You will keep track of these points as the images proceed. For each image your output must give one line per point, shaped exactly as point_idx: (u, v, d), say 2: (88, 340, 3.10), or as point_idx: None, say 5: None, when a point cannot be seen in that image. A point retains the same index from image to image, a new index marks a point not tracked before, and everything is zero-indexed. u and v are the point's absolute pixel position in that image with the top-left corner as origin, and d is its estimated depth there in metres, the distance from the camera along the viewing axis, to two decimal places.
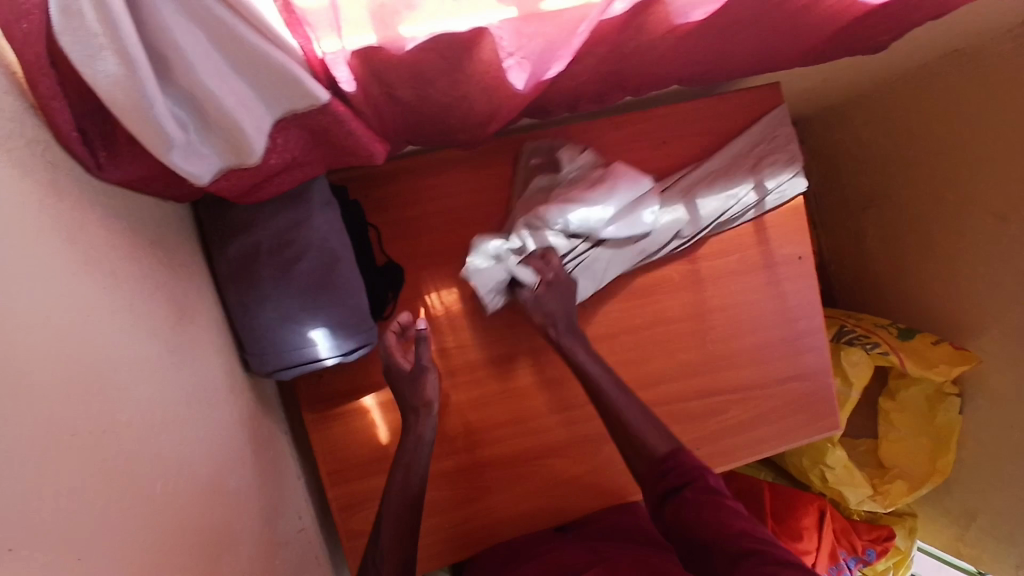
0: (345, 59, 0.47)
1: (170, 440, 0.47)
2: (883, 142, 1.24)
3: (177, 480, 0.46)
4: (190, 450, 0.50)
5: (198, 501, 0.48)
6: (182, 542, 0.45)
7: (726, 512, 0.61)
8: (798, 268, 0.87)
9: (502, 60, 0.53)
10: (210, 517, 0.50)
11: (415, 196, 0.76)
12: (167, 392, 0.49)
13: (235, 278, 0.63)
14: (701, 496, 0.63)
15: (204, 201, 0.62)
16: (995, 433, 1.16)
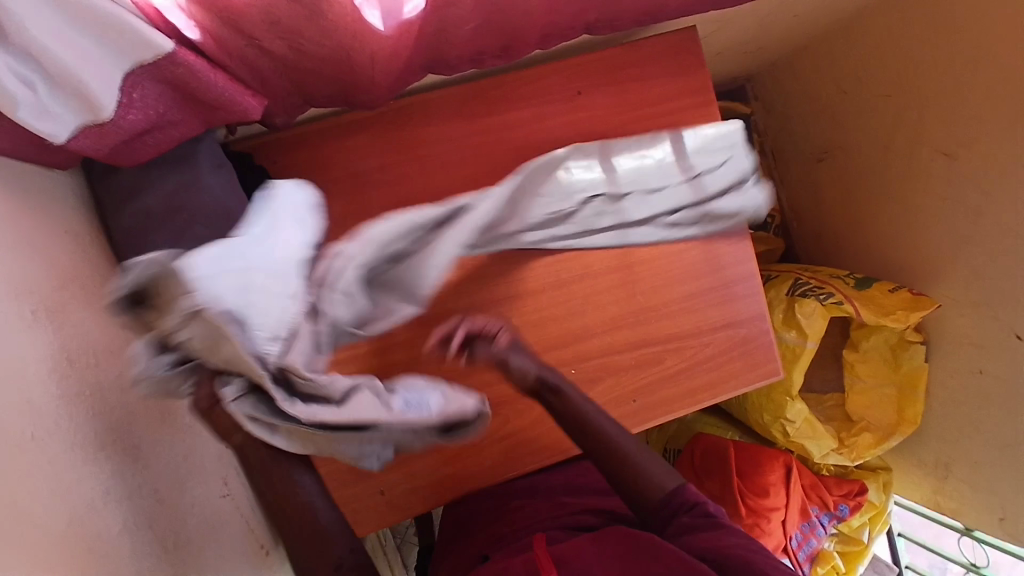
0: (179, 5, 0.49)
1: (4, 408, 0.45)
2: (832, 89, 1.23)
3: (7, 444, 0.45)
4: (36, 418, 0.48)
5: (41, 469, 0.47)
6: (13, 508, 0.44)
7: (721, 535, 0.63)
8: (725, 214, 0.87)
9: (355, 3, 0.53)
10: (56, 485, 0.48)
11: (324, 160, 0.75)
12: (10, 358, 0.47)
13: (128, 247, 0.62)
14: (698, 521, 0.65)
15: (87, 169, 0.61)
16: (959, 379, 1.13)
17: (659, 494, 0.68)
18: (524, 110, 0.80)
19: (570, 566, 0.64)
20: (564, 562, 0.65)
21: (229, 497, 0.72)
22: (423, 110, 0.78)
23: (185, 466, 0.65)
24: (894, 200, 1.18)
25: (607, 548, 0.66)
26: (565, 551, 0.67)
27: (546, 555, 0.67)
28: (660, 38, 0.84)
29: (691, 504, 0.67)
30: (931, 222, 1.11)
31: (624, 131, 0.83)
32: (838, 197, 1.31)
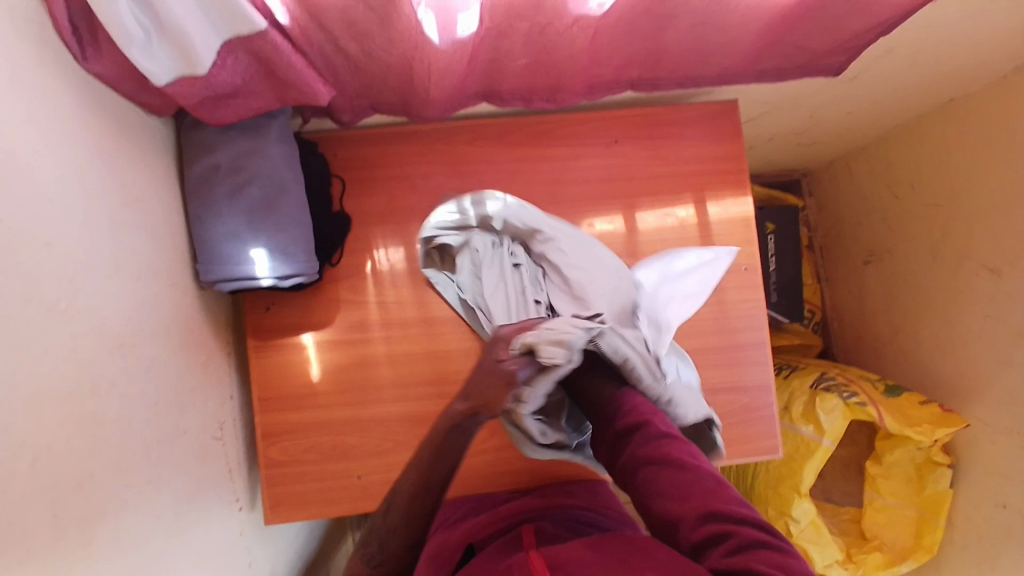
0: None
1: (66, 283, 0.54)
2: (886, 194, 1.23)
3: (59, 314, 0.53)
4: (88, 301, 0.57)
5: (79, 343, 0.55)
6: (53, 368, 0.51)
7: (673, 463, 0.58)
8: (742, 279, 0.89)
9: (417, 19, 0.61)
10: (87, 365, 0.55)
11: (379, 160, 0.85)
12: (77, 242, 0.56)
13: (195, 193, 0.73)
14: (654, 451, 0.60)
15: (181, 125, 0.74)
16: (983, 511, 1.04)
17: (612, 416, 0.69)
18: (562, 148, 0.88)
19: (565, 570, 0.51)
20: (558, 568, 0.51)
21: (219, 440, 0.79)
22: (472, 133, 0.87)
23: (188, 395, 0.73)
24: (936, 312, 1.14)
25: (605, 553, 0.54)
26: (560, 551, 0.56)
27: (538, 556, 0.56)
28: (702, 105, 0.90)
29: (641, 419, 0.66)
30: (971, 340, 1.06)
31: (654, 182, 0.88)
32: (881, 302, 1.29)
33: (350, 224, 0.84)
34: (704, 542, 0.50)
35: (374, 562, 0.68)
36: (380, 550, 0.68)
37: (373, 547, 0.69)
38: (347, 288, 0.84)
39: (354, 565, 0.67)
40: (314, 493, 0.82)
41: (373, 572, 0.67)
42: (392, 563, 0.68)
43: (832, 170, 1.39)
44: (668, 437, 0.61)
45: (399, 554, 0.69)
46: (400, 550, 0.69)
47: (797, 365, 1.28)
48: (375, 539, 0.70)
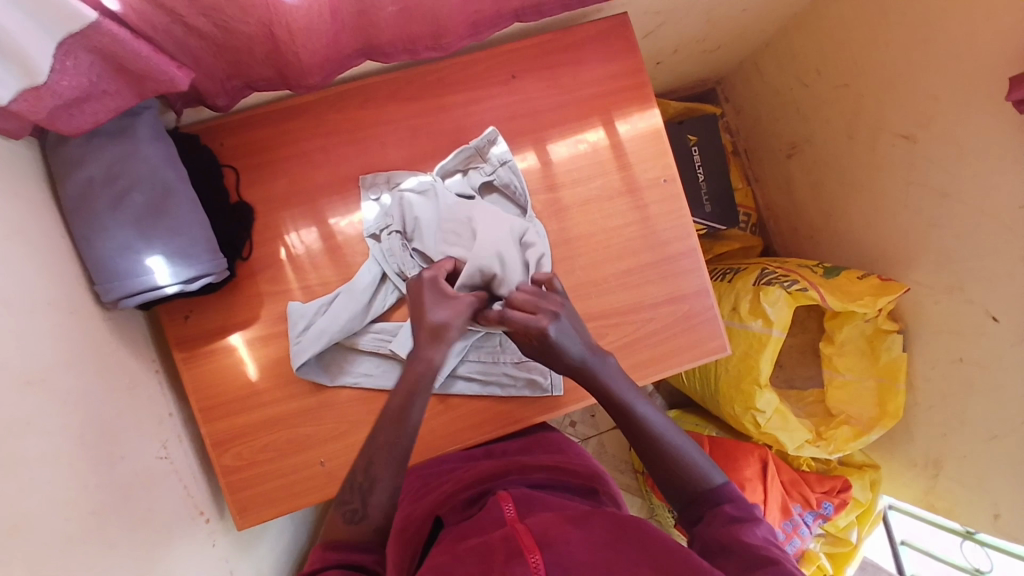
0: None
1: None
2: (794, 84, 1.24)
3: None
4: None
5: None
6: None
7: (748, 532, 0.60)
8: (663, 191, 0.88)
9: None
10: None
11: (270, 143, 0.81)
12: None
13: (74, 211, 0.68)
14: (740, 513, 0.63)
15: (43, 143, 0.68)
16: (940, 368, 1.09)
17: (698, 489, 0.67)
18: (459, 94, 0.84)
19: (555, 548, 0.54)
20: (548, 544, 0.55)
21: (167, 460, 0.76)
22: (362, 96, 0.83)
23: (119, 421, 0.69)
24: (860, 188, 1.17)
25: (593, 533, 0.57)
26: (548, 529, 0.57)
27: (524, 534, 0.57)
28: (592, 24, 0.87)
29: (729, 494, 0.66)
30: (896, 208, 1.09)
31: (559, 111, 0.86)
32: (808, 190, 1.31)
33: (254, 214, 0.80)
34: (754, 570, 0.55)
35: (360, 517, 0.63)
36: (363, 503, 0.63)
37: (358, 503, 0.64)
38: (266, 279, 0.81)
39: (337, 528, 0.63)
40: (280, 490, 0.80)
41: (360, 527, 0.62)
42: (379, 510, 0.63)
43: (740, 71, 1.39)
44: (742, 518, 0.62)
45: (383, 511, 0.64)
46: (387, 502, 0.64)
47: (739, 267, 1.29)
48: (354, 494, 0.64)
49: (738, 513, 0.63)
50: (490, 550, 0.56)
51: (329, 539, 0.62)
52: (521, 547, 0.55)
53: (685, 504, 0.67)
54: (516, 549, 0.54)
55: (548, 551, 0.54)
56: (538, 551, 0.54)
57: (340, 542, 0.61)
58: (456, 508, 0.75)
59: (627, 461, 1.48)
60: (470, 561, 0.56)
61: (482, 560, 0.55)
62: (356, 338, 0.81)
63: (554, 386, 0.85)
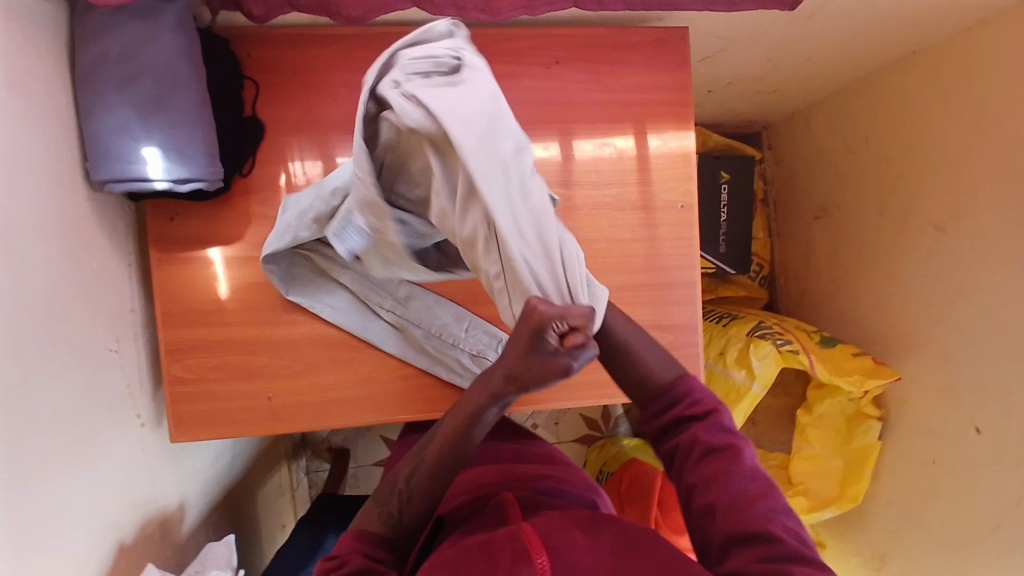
0: None
1: None
2: (841, 146, 1.20)
3: None
4: None
5: None
6: None
7: (723, 467, 0.58)
8: (676, 216, 0.86)
9: None
10: None
11: (297, 67, 0.79)
12: None
13: (85, 84, 0.67)
14: (715, 442, 0.60)
15: (72, 7, 0.66)
16: (912, 466, 1.06)
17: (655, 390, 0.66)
18: (498, 66, 0.82)
19: (561, 553, 0.53)
20: (554, 547, 0.54)
21: (116, 353, 0.75)
22: (401, 44, 0.80)
23: (76, 303, 0.68)
24: (878, 267, 1.13)
25: (600, 541, 0.55)
26: (553, 533, 0.57)
27: (531, 534, 0.56)
28: (648, 30, 0.84)
29: (699, 403, 0.64)
30: (910, 295, 1.06)
31: (593, 109, 0.83)
32: (825, 256, 1.28)
33: (263, 134, 0.79)
34: (744, 543, 0.52)
35: (397, 522, 0.63)
36: (400, 510, 0.63)
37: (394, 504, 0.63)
38: (259, 202, 0.79)
39: (374, 526, 0.63)
40: (221, 414, 0.79)
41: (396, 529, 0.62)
42: (414, 513, 0.62)
43: (790, 121, 1.35)
44: (714, 444, 0.60)
45: (416, 510, 0.63)
46: (421, 513, 0.63)
47: (736, 314, 1.26)
48: (390, 498, 0.64)
49: (714, 434, 0.61)
50: (497, 548, 0.55)
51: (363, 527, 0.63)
52: (527, 547, 0.54)
53: (647, 404, 0.67)
54: (523, 548, 0.54)
55: (554, 554, 0.53)
56: (546, 552, 0.53)
57: (372, 537, 0.62)
58: (462, 508, 0.74)
59: None
60: (477, 556, 0.55)
61: (489, 557, 0.54)
62: (331, 263, 0.77)
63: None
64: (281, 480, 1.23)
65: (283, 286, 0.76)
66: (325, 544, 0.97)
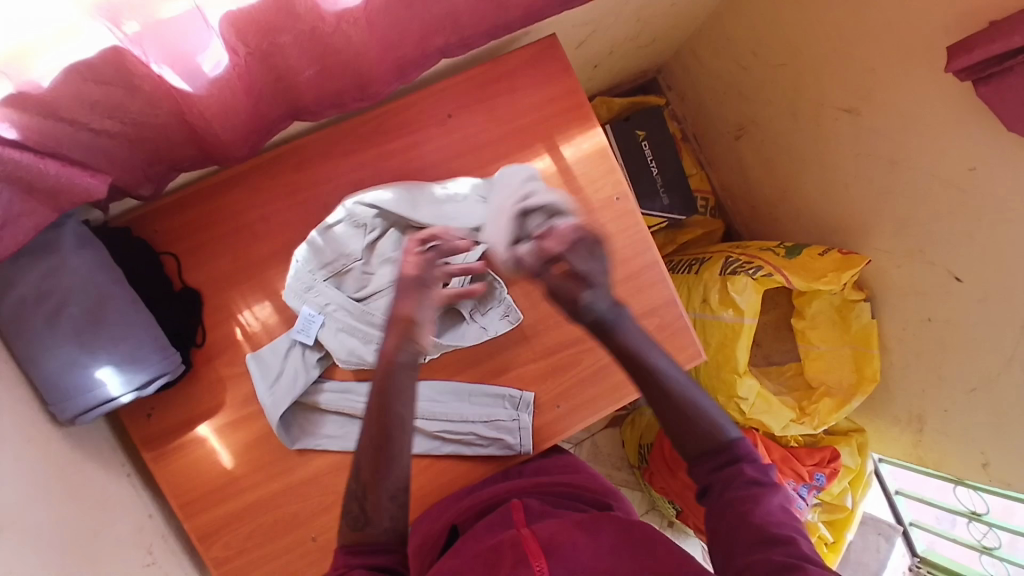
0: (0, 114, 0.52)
1: None
2: (733, 66, 1.23)
3: None
4: None
5: None
6: None
7: (765, 502, 0.59)
8: (616, 209, 0.87)
9: (150, 68, 0.54)
10: None
11: (206, 221, 0.77)
12: None
13: (13, 336, 0.64)
14: (759, 477, 0.62)
15: None
16: (912, 329, 1.11)
17: (720, 442, 0.64)
18: (396, 141, 0.81)
19: (560, 556, 0.57)
20: (552, 550, 0.58)
21: (154, 564, 0.74)
22: (296, 159, 0.79)
23: (100, 540, 0.67)
24: (812, 164, 1.16)
25: (597, 540, 0.60)
26: (552, 535, 0.60)
27: (529, 538, 0.60)
28: (520, 49, 0.85)
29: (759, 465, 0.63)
30: (850, 180, 1.10)
31: (500, 143, 0.84)
32: (761, 169, 1.31)
33: (202, 298, 0.77)
34: (768, 547, 0.56)
35: (362, 522, 0.59)
36: (362, 508, 0.59)
37: (352, 497, 0.60)
38: (225, 362, 0.78)
39: (345, 535, 0.60)
40: (276, 574, 0.78)
41: (365, 533, 0.59)
42: (385, 512, 0.59)
43: (678, 58, 1.37)
44: (762, 483, 0.61)
45: (388, 513, 0.60)
46: (390, 509, 0.60)
47: (704, 256, 1.29)
48: (359, 501, 0.60)
49: (759, 477, 0.62)
50: (498, 557, 0.59)
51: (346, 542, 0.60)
52: (526, 554, 0.58)
53: (704, 456, 0.64)
54: (523, 556, 0.57)
55: (554, 558, 0.57)
56: (543, 558, 0.57)
57: (348, 547, 0.59)
58: (472, 514, 0.75)
59: (623, 458, 1.49)
60: (480, 564, 0.60)
61: (492, 568, 0.59)
62: (313, 396, 0.78)
63: (524, 446, 0.83)
64: None
65: (286, 436, 0.77)
66: None
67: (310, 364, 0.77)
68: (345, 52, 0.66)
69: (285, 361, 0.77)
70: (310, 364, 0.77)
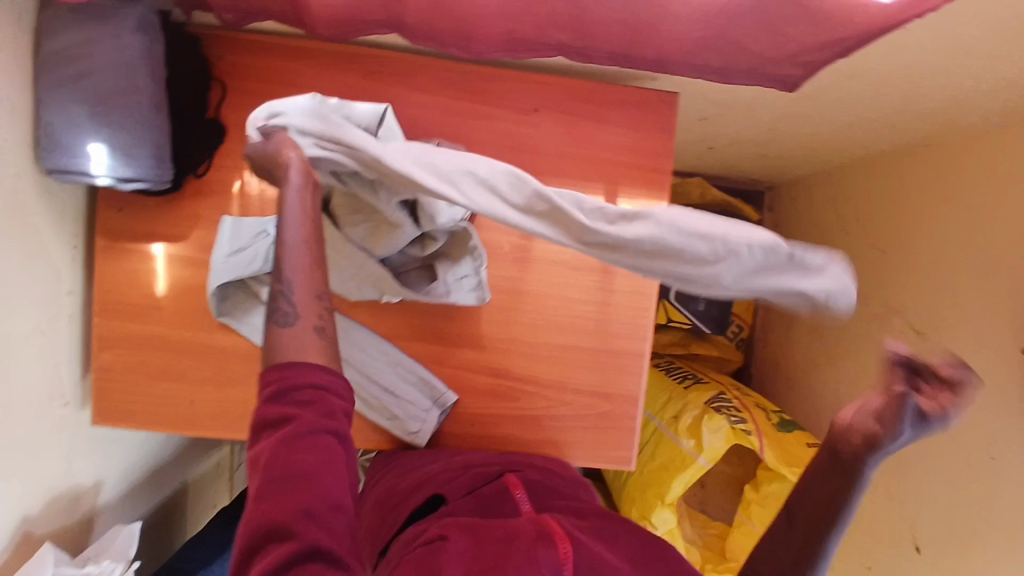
0: None
1: None
2: (839, 224, 1.16)
3: None
4: None
5: None
6: None
7: None
8: (634, 284, 0.83)
9: None
10: None
11: (269, 74, 0.77)
12: None
13: (43, 75, 0.65)
14: None
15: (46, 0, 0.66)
16: (848, 567, 1.03)
17: None
18: (474, 104, 0.79)
19: (581, 545, 0.52)
20: (577, 540, 0.52)
21: (45, 336, 0.75)
22: (377, 65, 0.78)
23: (10, 290, 0.68)
24: (851, 357, 1.09)
25: (620, 543, 0.55)
26: (572, 528, 0.55)
27: (554, 526, 0.54)
28: (637, 89, 0.81)
29: None
30: (875, 395, 1.02)
31: (565, 163, 0.81)
32: (804, 332, 1.23)
33: (224, 137, 0.78)
34: None
35: (292, 318, 0.50)
36: (291, 304, 0.50)
37: (285, 303, 0.50)
38: (210, 204, 0.78)
39: (269, 339, 0.49)
40: (143, 409, 0.79)
41: (291, 328, 0.49)
42: (315, 307, 0.50)
43: (795, 186, 1.30)
44: None
45: (317, 308, 0.51)
46: (309, 294, 0.51)
47: (702, 377, 1.23)
48: (276, 294, 0.50)
49: None
50: (515, 531, 0.53)
51: (268, 355, 0.49)
52: (550, 534, 0.52)
53: None
54: (544, 536, 0.52)
55: (575, 544, 0.52)
56: (568, 542, 0.51)
57: (290, 348, 0.49)
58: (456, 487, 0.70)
59: None
60: (495, 535, 0.52)
61: (505, 540, 0.52)
62: (260, 284, 0.77)
63: (418, 437, 0.82)
64: (220, 460, 1.26)
65: (216, 306, 0.76)
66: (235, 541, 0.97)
67: (269, 257, 0.75)
68: None
69: (252, 242, 0.75)
70: (273, 256, 0.76)
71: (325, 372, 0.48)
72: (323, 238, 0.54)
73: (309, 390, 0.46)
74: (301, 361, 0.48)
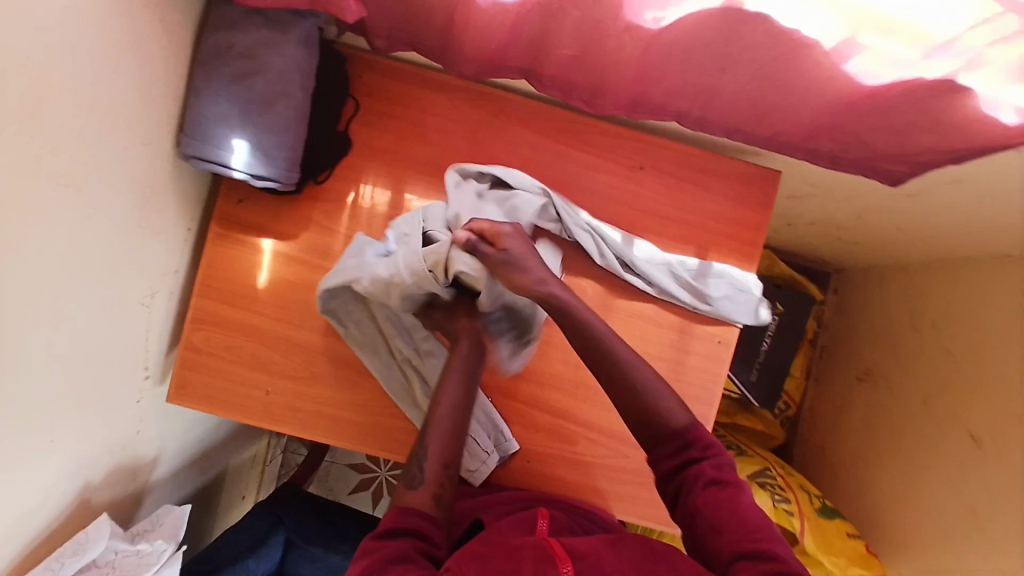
0: None
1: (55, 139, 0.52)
2: (904, 318, 1.16)
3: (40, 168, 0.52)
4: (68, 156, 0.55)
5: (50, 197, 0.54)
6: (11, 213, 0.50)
7: None
8: (711, 349, 0.84)
9: None
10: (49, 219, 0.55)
11: (399, 97, 0.82)
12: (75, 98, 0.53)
13: (202, 66, 0.70)
14: None
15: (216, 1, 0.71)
16: None
17: None
18: (586, 154, 0.82)
19: (585, 563, 0.57)
20: (577, 557, 0.57)
21: (149, 307, 0.79)
22: (502, 105, 0.82)
23: (133, 259, 0.71)
24: (901, 455, 1.09)
25: (622, 557, 0.59)
26: (576, 546, 0.59)
27: (555, 545, 0.59)
28: (742, 163, 0.84)
29: None
30: (921, 497, 1.02)
31: (662, 222, 0.83)
32: (854, 421, 1.23)
33: (348, 149, 0.82)
34: None
35: (418, 483, 0.68)
36: (421, 471, 0.68)
37: (416, 468, 0.69)
38: (322, 209, 0.82)
39: (401, 494, 0.68)
40: (221, 391, 0.82)
41: (416, 492, 0.67)
42: (439, 479, 0.68)
43: (863, 274, 1.31)
44: None
45: (441, 481, 0.68)
46: (439, 470, 0.68)
47: (745, 449, 1.22)
48: (415, 460, 0.69)
49: None
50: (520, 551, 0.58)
51: (401, 504, 0.67)
52: (552, 555, 0.57)
53: None
54: (547, 556, 0.57)
55: (578, 564, 0.56)
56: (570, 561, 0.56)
57: (413, 509, 0.66)
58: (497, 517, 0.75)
59: None
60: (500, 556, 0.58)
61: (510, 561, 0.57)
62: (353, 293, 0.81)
63: (474, 477, 0.84)
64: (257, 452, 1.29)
65: None
66: (272, 537, 0.98)
67: None
68: (605, 56, 0.67)
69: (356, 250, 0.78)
70: None
71: (430, 524, 0.65)
72: (458, 421, 0.72)
73: (417, 536, 0.63)
74: (412, 509, 0.66)
